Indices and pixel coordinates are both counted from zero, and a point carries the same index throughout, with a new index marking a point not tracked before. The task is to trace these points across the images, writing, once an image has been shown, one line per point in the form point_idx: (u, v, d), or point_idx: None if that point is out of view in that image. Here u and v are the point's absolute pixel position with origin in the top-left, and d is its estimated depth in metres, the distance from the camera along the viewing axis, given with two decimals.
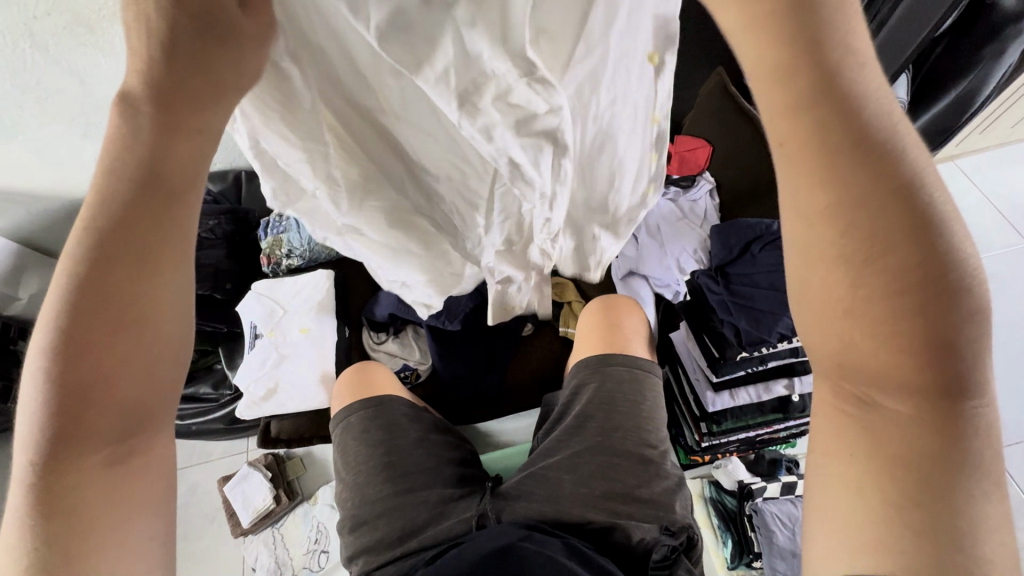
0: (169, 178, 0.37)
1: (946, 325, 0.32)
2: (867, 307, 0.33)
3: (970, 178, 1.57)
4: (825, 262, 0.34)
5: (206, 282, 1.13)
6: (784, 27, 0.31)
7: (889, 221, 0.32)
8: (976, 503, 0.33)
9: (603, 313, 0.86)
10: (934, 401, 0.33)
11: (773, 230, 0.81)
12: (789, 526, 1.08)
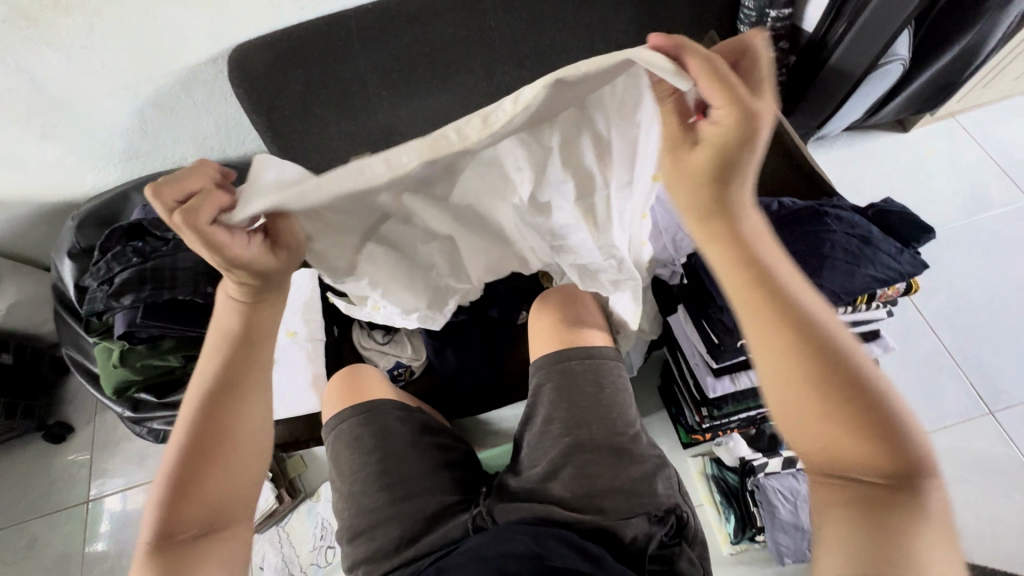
0: (260, 326, 0.63)
1: (878, 414, 0.48)
2: (822, 405, 0.49)
3: (972, 134, 1.52)
4: (792, 381, 0.51)
5: (187, 287, 1.05)
6: (732, 228, 0.54)
7: (816, 355, 0.50)
8: (936, 544, 0.44)
9: (553, 310, 0.82)
10: (889, 471, 0.47)
11: (774, 208, 0.74)
12: (791, 500, 1.08)
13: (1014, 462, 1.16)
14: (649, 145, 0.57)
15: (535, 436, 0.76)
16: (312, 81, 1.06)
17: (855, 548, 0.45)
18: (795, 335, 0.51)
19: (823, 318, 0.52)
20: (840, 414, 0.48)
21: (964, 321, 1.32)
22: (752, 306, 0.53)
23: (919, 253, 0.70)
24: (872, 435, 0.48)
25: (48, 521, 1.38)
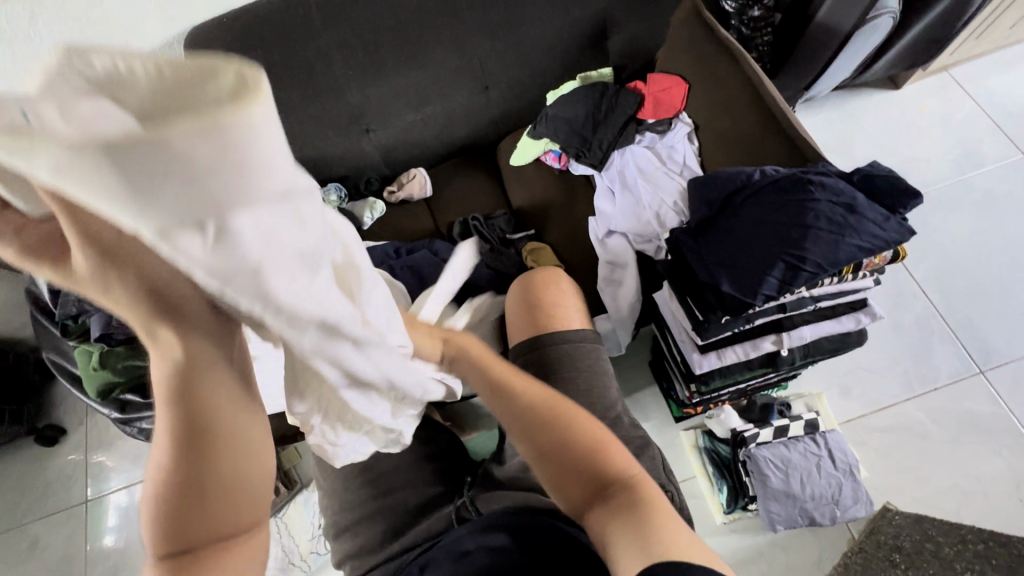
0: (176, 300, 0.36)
1: (590, 435, 0.60)
2: (555, 441, 0.60)
3: (964, 87, 1.48)
4: (540, 446, 0.60)
5: None
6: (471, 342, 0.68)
7: (537, 422, 0.61)
8: (668, 516, 0.52)
9: (526, 293, 0.82)
10: (614, 473, 0.56)
11: (756, 178, 0.74)
12: (782, 469, 1.07)
13: (1002, 420, 1.17)
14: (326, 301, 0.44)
15: None
16: (273, 63, 1.00)
17: (626, 538, 0.50)
18: (520, 411, 0.63)
19: (540, 392, 0.64)
20: (572, 443, 0.59)
21: (956, 282, 1.30)
22: (495, 400, 0.65)
23: (905, 220, 0.67)
24: (588, 468, 0.57)
25: (48, 523, 1.38)
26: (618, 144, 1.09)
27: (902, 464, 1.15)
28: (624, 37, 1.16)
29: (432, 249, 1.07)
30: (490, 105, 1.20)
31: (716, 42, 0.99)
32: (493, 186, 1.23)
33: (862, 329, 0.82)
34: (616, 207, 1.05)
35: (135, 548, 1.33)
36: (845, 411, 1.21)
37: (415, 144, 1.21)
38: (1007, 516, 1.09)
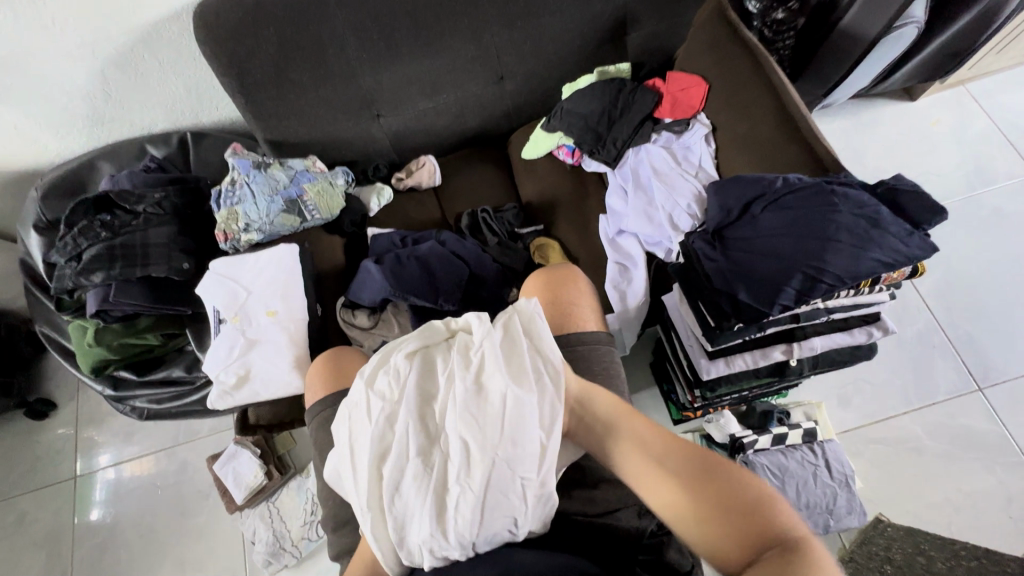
0: None
1: (717, 477, 0.50)
2: (675, 484, 0.51)
3: (980, 102, 1.47)
4: (662, 494, 0.52)
5: (160, 263, 1.00)
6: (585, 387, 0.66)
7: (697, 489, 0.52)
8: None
9: (546, 290, 0.80)
10: (762, 527, 0.46)
11: (778, 186, 0.73)
12: (779, 476, 1.08)
13: (998, 438, 1.17)
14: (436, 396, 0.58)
15: None
16: (282, 38, 0.96)
17: None
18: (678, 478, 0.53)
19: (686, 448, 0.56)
20: (698, 488, 0.50)
21: (960, 298, 1.30)
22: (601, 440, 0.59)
23: (928, 236, 0.66)
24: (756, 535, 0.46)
25: (36, 497, 1.37)
26: (632, 142, 1.07)
27: (896, 477, 1.16)
28: (644, 34, 1.13)
29: (440, 240, 1.05)
30: (504, 96, 1.17)
31: (741, 44, 0.98)
32: (503, 179, 1.21)
33: (872, 343, 0.81)
34: (628, 207, 1.03)
35: (124, 527, 1.32)
36: (842, 422, 1.22)
37: (426, 132, 1.19)
38: (996, 534, 1.10)
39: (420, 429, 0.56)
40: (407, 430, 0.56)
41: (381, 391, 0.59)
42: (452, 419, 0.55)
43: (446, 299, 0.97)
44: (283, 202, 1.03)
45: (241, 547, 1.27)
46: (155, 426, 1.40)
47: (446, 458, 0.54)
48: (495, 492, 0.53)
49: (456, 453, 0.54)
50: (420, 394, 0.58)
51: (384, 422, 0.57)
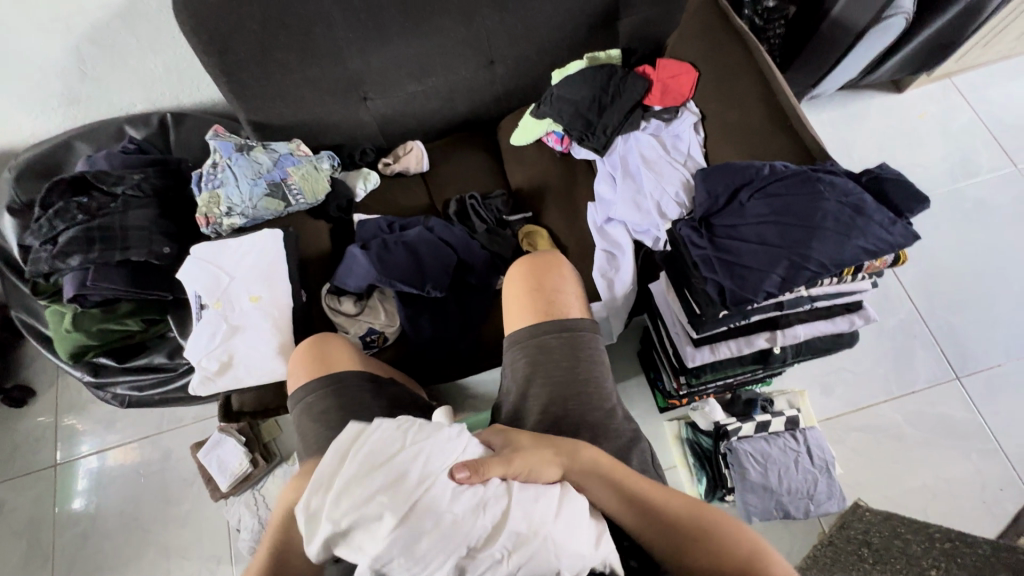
0: None
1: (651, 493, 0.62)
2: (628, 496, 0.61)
3: (966, 96, 1.49)
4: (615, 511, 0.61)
5: (141, 247, 0.98)
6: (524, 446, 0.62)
7: (677, 536, 0.60)
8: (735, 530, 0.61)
9: (531, 277, 0.80)
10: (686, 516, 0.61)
11: (765, 173, 0.73)
12: (762, 463, 1.09)
13: (973, 425, 1.20)
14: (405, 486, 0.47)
15: (511, 411, 0.74)
16: (266, 16, 0.93)
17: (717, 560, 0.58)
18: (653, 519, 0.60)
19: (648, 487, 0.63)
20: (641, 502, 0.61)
21: (941, 289, 1.32)
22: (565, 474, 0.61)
23: (910, 224, 0.67)
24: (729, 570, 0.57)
25: (15, 485, 1.34)
26: (621, 130, 1.07)
27: (874, 462, 1.18)
28: (636, 19, 1.12)
29: (428, 226, 1.04)
30: (494, 81, 1.16)
31: (732, 32, 0.99)
32: (492, 165, 1.20)
33: (853, 331, 0.82)
34: (616, 194, 1.03)
35: (106, 515, 1.30)
36: (825, 409, 1.24)
37: (414, 116, 1.17)
38: (968, 518, 1.13)
39: (449, 501, 0.47)
40: (432, 501, 0.47)
41: (390, 459, 0.48)
42: (472, 496, 0.49)
43: (432, 286, 0.96)
44: (266, 185, 1.01)
45: (226, 535, 1.27)
46: (138, 414, 1.38)
47: (476, 533, 0.47)
48: (530, 564, 0.48)
49: (473, 531, 0.47)
50: (388, 483, 0.47)
51: (400, 487, 0.47)
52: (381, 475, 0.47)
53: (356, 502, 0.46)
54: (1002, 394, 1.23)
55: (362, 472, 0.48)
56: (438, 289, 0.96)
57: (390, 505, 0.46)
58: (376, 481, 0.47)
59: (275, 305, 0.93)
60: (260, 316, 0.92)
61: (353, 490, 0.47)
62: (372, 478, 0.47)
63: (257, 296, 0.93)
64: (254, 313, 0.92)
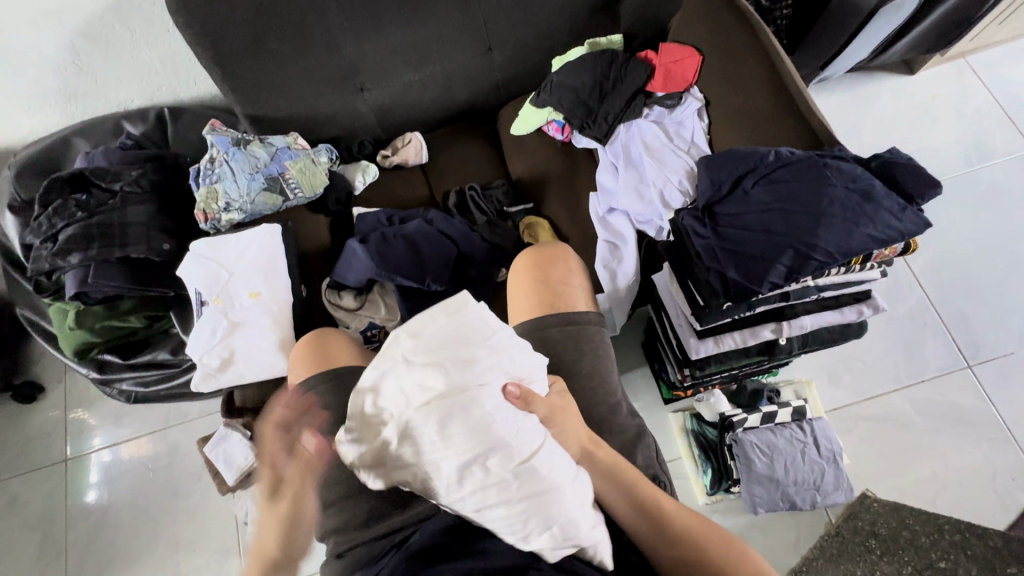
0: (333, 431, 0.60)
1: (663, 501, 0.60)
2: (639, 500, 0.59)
3: (980, 75, 1.44)
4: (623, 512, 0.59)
5: (140, 244, 0.98)
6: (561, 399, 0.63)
7: (690, 552, 0.57)
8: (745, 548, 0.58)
9: (533, 270, 0.79)
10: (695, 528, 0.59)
11: (771, 160, 0.71)
12: (768, 454, 1.08)
13: (985, 414, 1.18)
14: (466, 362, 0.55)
15: None
16: (259, 8, 0.92)
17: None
18: (666, 531, 0.58)
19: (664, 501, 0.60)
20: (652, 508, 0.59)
21: (952, 276, 1.29)
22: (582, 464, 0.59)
23: (921, 211, 0.65)
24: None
25: (27, 480, 1.36)
26: (624, 117, 1.04)
27: (882, 452, 1.17)
28: (637, 2, 1.09)
29: (427, 219, 1.03)
30: (493, 69, 1.14)
31: (735, 12, 0.96)
32: (492, 155, 1.18)
33: (862, 321, 0.80)
34: (619, 184, 1.01)
35: (117, 508, 1.32)
36: (832, 399, 1.22)
37: (412, 106, 1.15)
38: (979, 508, 1.11)
39: (494, 401, 0.53)
40: (480, 390, 0.53)
41: (471, 342, 0.58)
42: (515, 417, 0.52)
43: (432, 279, 0.95)
44: (264, 179, 1.00)
45: (234, 528, 1.28)
46: (146, 409, 1.40)
47: (501, 445, 0.50)
48: (537, 501, 0.49)
49: (501, 440, 0.50)
50: (458, 356, 0.56)
51: (464, 364, 0.55)
52: (459, 339, 0.58)
53: (432, 351, 0.57)
54: (1014, 382, 1.20)
55: (447, 333, 0.59)
56: (438, 282, 0.95)
57: (453, 370, 0.55)
58: (452, 348, 0.57)
59: (275, 302, 0.92)
60: (260, 313, 0.91)
61: (433, 342, 0.58)
62: (452, 340, 0.58)
63: (257, 293, 0.92)
64: (254, 310, 0.91)
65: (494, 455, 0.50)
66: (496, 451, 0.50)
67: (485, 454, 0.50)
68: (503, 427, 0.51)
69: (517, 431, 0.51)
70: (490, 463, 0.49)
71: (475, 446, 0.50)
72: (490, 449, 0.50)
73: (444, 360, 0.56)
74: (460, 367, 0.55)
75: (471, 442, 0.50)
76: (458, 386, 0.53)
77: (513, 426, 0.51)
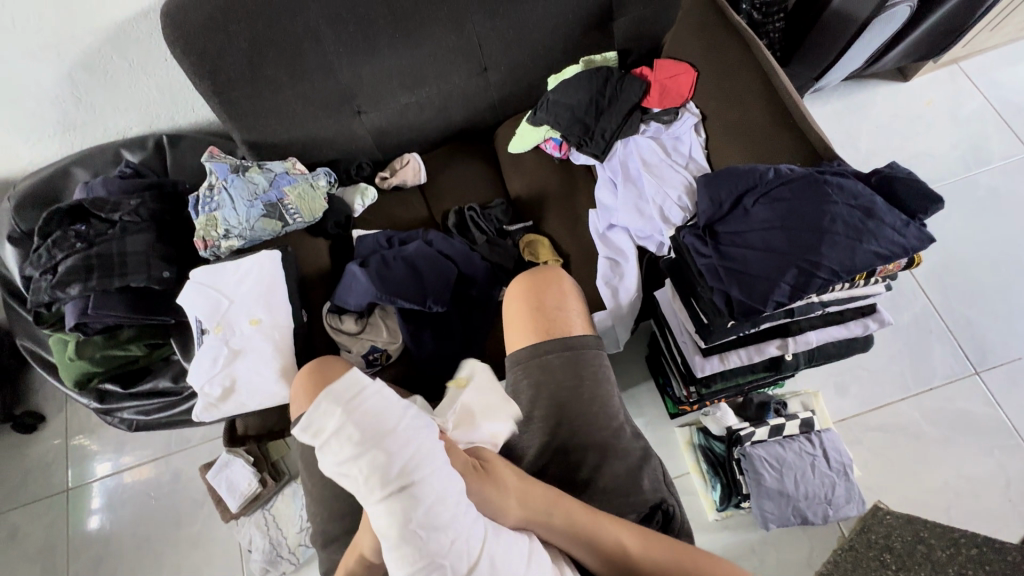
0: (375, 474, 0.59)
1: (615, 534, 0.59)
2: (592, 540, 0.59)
3: (974, 81, 1.45)
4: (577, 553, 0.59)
5: (139, 272, 0.97)
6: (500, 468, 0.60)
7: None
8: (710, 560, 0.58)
9: (531, 293, 0.78)
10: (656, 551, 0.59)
11: (771, 177, 0.70)
12: (777, 468, 1.06)
13: (995, 422, 1.17)
14: (388, 463, 0.44)
15: (518, 430, 0.74)
16: (255, 36, 0.93)
17: None
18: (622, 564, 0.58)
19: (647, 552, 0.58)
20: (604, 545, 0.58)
21: (956, 282, 1.29)
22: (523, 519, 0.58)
23: (925, 226, 0.64)
24: None
25: (30, 511, 1.35)
26: (621, 133, 1.04)
27: (893, 463, 1.15)
28: (630, 19, 1.10)
29: (426, 239, 1.03)
30: (489, 88, 1.14)
31: (731, 30, 0.96)
32: (490, 173, 1.18)
33: (869, 335, 0.80)
34: (618, 201, 1.01)
35: (119, 538, 1.30)
36: (840, 410, 1.21)
37: (409, 127, 1.16)
38: (994, 519, 1.09)
39: (437, 493, 0.45)
40: (414, 486, 0.44)
41: (380, 433, 0.45)
42: (455, 506, 0.46)
43: (433, 301, 0.95)
44: (263, 206, 1.00)
45: (239, 556, 1.26)
46: (148, 435, 1.39)
47: (443, 558, 0.44)
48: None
49: (446, 549, 0.44)
50: (374, 453, 0.44)
51: (383, 465, 0.44)
52: (366, 439, 0.44)
53: (339, 450, 0.45)
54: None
55: (352, 431, 0.45)
56: (440, 302, 0.95)
57: (369, 471, 0.44)
58: (361, 449, 0.44)
59: (274, 326, 0.91)
60: (260, 339, 0.90)
61: (336, 437, 0.45)
62: (358, 440, 0.44)
63: (256, 319, 0.91)
64: (252, 337, 0.91)
65: (437, 567, 0.44)
66: (440, 562, 0.44)
67: (431, 568, 0.44)
68: (443, 532, 0.44)
69: (459, 532, 0.45)
70: (434, 575, 0.44)
71: (416, 563, 0.44)
72: (431, 559, 0.44)
73: (354, 459, 0.44)
74: (376, 468, 0.44)
75: (412, 553, 0.44)
76: (393, 482, 0.44)
77: (455, 529, 0.45)
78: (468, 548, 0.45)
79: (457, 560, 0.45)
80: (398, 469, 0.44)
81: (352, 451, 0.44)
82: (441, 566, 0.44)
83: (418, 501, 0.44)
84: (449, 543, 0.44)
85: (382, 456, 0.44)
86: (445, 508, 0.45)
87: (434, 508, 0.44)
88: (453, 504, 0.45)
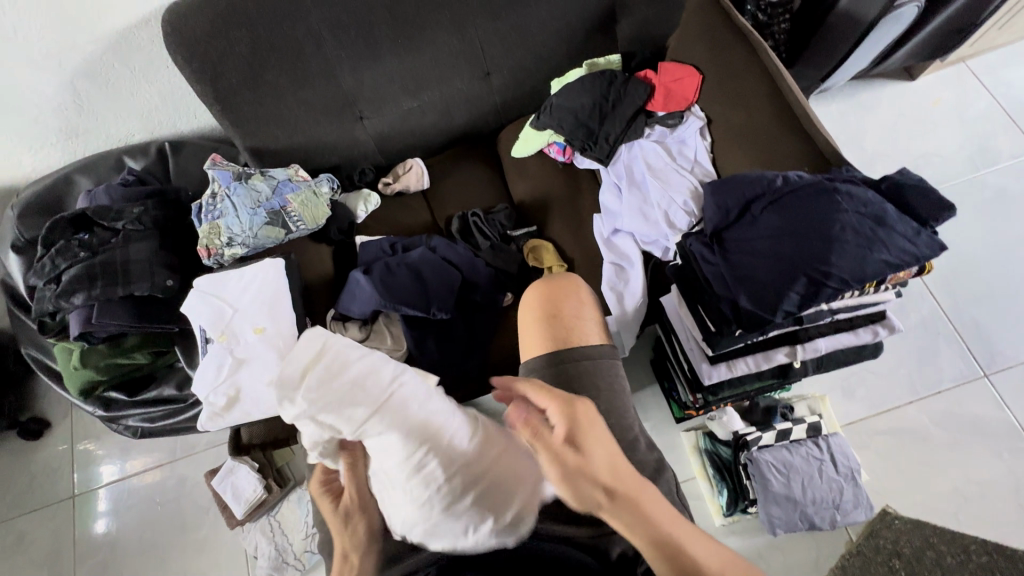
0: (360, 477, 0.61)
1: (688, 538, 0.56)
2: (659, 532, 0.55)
3: (981, 79, 1.43)
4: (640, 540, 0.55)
5: (143, 281, 0.97)
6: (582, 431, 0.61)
7: None
8: None
9: (544, 303, 0.78)
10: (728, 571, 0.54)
11: (779, 184, 0.70)
12: (784, 473, 1.06)
13: (1004, 425, 1.16)
14: (365, 387, 0.51)
15: None
16: (256, 42, 0.92)
17: None
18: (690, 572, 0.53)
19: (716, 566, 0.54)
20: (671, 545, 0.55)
21: (963, 284, 1.27)
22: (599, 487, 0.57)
23: (936, 234, 0.64)
24: None
25: (36, 517, 1.35)
26: (626, 137, 1.04)
27: (901, 467, 1.14)
28: (634, 21, 1.09)
29: (430, 246, 1.02)
30: (491, 92, 1.13)
31: (734, 30, 0.94)
32: (493, 177, 1.18)
33: (878, 342, 0.79)
34: (624, 206, 1.00)
35: (125, 544, 1.31)
36: (847, 414, 1.20)
37: (412, 132, 1.15)
38: (1003, 524, 1.09)
39: (415, 397, 0.53)
40: (389, 399, 0.51)
41: (352, 363, 0.52)
42: (437, 405, 0.54)
43: (439, 308, 0.94)
44: (267, 213, 1.00)
45: (244, 562, 1.26)
46: (153, 441, 1.39)
47: (436, 439, 0.52)
48: (472, 491, 0.51)
49: (439, 439, 0.52)
50: (351, 384, 0.51)
51: (359, 390, 0.51)
52: (337, 374, 0.51)
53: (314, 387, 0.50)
54: None
55: (324, 371, 0.51)
56: (445, 310, 0.95)
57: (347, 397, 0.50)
58: (337, 383, 0.51)
59: (281, 336, 0.91)
60: (266, 349, 0.90)
61: (310, 380, 0.50)
62: (328, 377, 0.50)
63: (262, 330, 0.91)
64: (258, 347, 0.90)
65: (432, 457, 0.51)
66: (431, 456, 0.51)
67: (437, 463, 0.51)
68: (431, 429, 0.52)
69: (446, 430, 0.53)
70: (430, 468, 0.51)
71: (414, 458, 0.51)
72: (424, 452, 0.51)
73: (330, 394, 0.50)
74: (352, 395, 0.50)
75: (406, 449, 0.51)
76: (372, 397, 0.51)
77: (439, 423, 0.53)
78: (455, 438, 0.53)
79: (446, 452, 0.52)
80: (373, 390, 0.51)
81: (328, 387, 0.50)
82: (433, 457, 0.51)
83: (395, 409, 0.51)
84: (439, 433, 0.52)
85: (358, 382, 0.51)
86: (426, 406, 0.53)
87: (415, 409, 0.52)
88: (439, 413, 0.53)
